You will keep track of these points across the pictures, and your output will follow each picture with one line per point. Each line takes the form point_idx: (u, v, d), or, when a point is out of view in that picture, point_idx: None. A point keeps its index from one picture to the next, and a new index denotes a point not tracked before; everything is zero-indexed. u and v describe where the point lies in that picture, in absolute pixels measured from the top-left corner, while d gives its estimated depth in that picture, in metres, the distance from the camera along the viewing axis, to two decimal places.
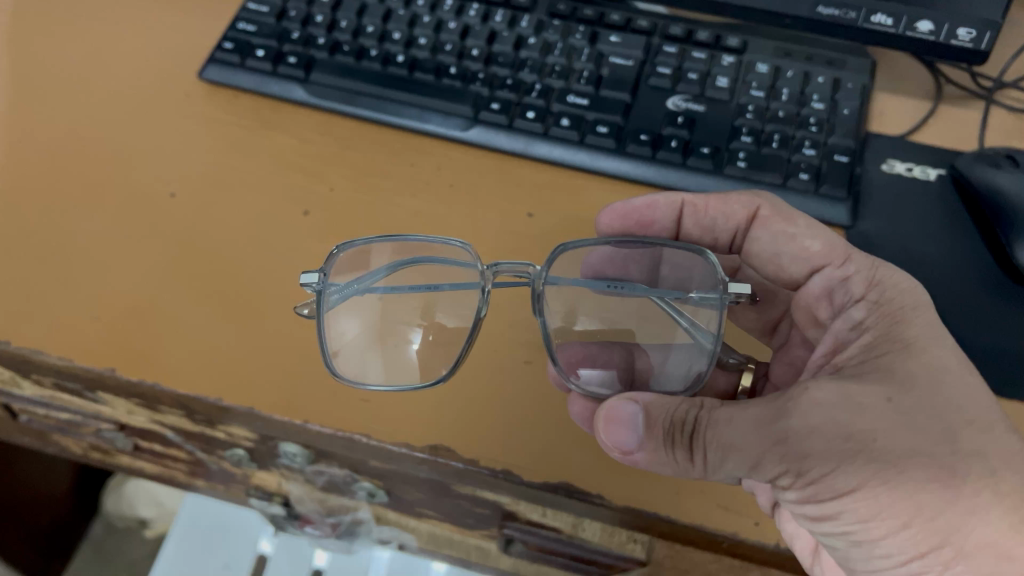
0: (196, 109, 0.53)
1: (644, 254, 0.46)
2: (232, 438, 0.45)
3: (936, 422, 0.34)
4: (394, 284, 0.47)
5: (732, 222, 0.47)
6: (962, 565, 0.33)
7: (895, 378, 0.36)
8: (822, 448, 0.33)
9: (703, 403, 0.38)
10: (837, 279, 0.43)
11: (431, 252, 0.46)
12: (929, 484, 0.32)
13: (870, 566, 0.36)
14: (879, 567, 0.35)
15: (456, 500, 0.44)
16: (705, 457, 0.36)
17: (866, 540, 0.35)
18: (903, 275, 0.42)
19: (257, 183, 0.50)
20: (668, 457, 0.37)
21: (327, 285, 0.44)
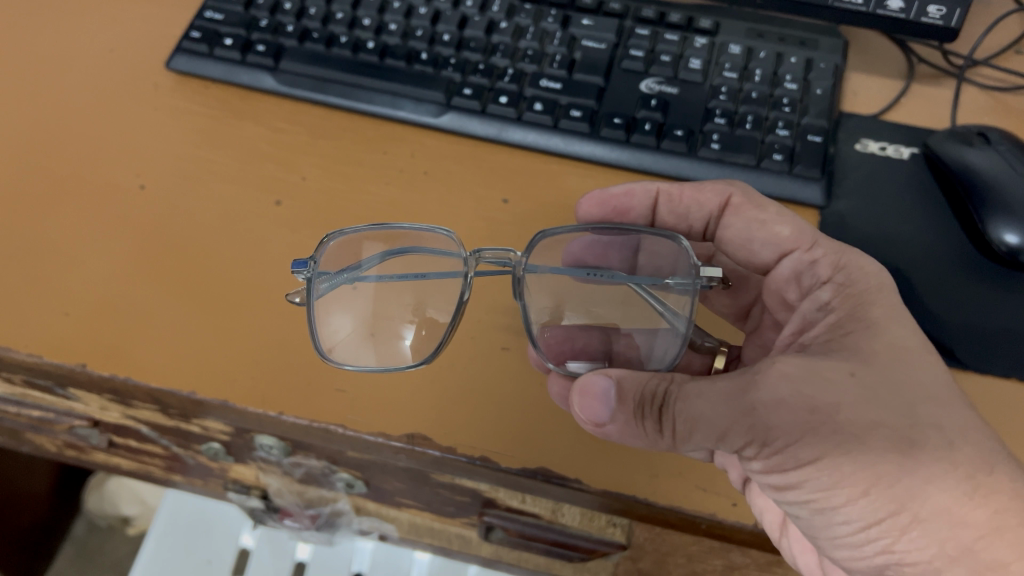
0: (165, 100, 0.53)
1: (623, 241, 0.46)
2: (207, 432, 0.45)
3: (897, 396, 0.34)
4: (384, 274, 0.48)
5: (706, 210, 0.47)
6: (918, 531, 0.33)
7: (858, 355, 0.36)
8: (787, 420, 0.34)
9: (672, 379, 0.38)
10: (806, 262, 0.44)
11: (420, 242, 0.47)
12: (888, 454, 0.33)
13: (832, 534, 0.36)
14: (839, 534, 0.36)
15: (434, 489, 0.44)
16: (675, 429, 0.36)
17: (826, 508, 0.35)
18: (870, 260, 0.42)
19: (228, 175, 0.49)
20: (638, 429, 0.37)
21: (316, 274, 0.45)
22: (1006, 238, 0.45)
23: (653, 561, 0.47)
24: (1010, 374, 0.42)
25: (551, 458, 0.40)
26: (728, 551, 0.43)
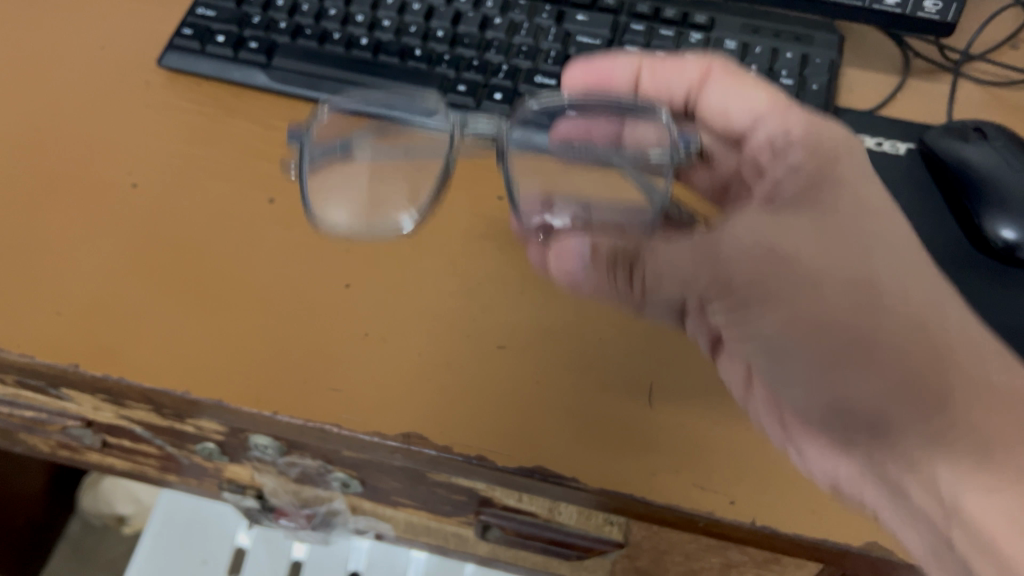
0: (157, 98, 0.52)
1: (604, 135, 0.49)
2: (201, 431, 0.45)
3: (850, 234, 0.37)
4: (378, 161, 0.51)
5: (685, 84, 0.48)
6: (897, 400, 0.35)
7: (821, 206, 0.39)
8: (750, 266, 0.36)
9: (641, 240, 0.41)
10: (779, 131, 0.43)
11: (411, 142, 0.50)
12: (845, 304, 0.36)
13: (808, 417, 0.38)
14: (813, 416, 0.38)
15: (431, 488, 0.44)
16: (644, 282, 0.39)
17: (790, 379, 0.38)
18: (840, 130, 0.43)
19: (221, 174, 0.49)
20: (610, 284, 0.40)
21: (304, 139, 0.48)
22: (1003, 233, 0.45)
23: (650, 559, 0.47)
24: None
25: (548, 456, 0.39)
26: (727, 549, 0.42)
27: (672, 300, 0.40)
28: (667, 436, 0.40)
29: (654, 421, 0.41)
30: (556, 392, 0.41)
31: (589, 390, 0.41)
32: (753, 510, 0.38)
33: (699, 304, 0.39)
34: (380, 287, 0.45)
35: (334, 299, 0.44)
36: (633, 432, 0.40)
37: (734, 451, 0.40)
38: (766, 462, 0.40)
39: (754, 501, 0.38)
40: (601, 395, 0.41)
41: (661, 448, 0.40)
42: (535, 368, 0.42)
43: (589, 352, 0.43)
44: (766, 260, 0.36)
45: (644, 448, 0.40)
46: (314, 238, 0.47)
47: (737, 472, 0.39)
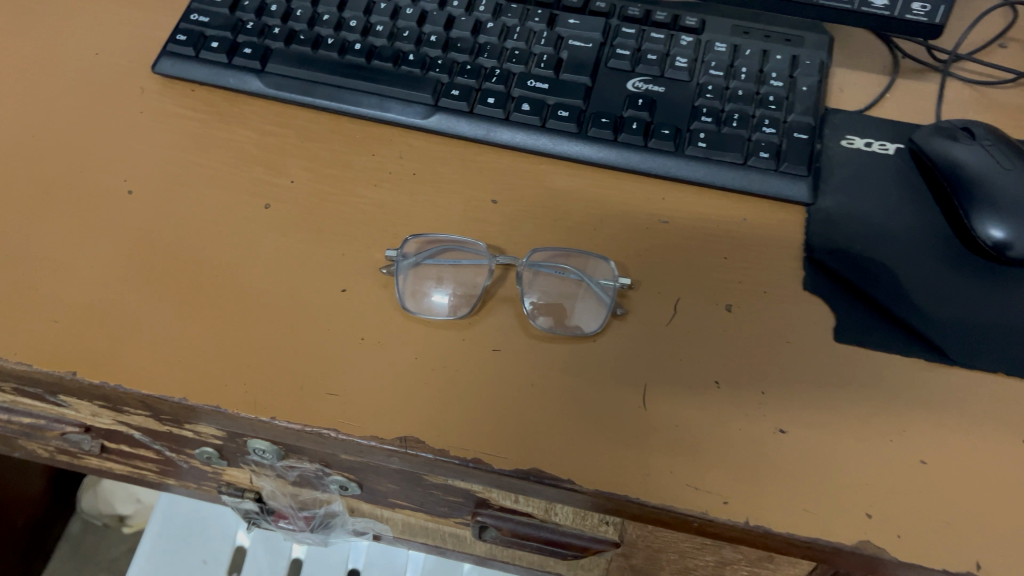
0: (152, 105, 0.53)
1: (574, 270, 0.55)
2: (200, 436, 0.45)
3: (767, 279, 0.47)
4: None
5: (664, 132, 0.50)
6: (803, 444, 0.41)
7: (766, 303, 0.45)
8: (698, 325, 0.45)
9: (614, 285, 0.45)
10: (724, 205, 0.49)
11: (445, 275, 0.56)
12: (780, 410, 0.42)
13: (767, 439, 0.41)
14: (772, 439, 0.41)
15: (427, 490, 0.44)
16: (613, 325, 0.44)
17: (746, 413, 0.41)
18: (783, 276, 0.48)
19: (216, 180, 0.49)
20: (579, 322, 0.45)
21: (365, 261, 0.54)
22: (992, 233, 0.45)
23: (645, 558, 0.47)
24: (996, 369, 0.43)
25: (543, 458, 0.40)
26: (720, 548, 0.43)
27: (642, 336, 0.44)
28: (660, 438, 0.41)
29: (648, 423, 0.41)
30: (550, 395, 0.42)
31: (583, 393, 0.42)
32: (746, 509, 0.39)
33: (665, 338, 0.44)
34: (376, 292, 0.45)
35: (330, 304, 0.45)
36: (627, 434, 0.41)
37: (726, 451, 0.40)
38: (757, 464, 0.40)
39: (747, 500, 0.39)
40: (595, 397, 0.42)
41: (655, 449, 0.40)
42: (529, 372, 0.43)
43: (583, 355, 0.43)
44: (702, 293, 0.46)
45: (638, 450, 0.40)
46: (310, 244, 0.47)
47: (728, 473, 0.40)
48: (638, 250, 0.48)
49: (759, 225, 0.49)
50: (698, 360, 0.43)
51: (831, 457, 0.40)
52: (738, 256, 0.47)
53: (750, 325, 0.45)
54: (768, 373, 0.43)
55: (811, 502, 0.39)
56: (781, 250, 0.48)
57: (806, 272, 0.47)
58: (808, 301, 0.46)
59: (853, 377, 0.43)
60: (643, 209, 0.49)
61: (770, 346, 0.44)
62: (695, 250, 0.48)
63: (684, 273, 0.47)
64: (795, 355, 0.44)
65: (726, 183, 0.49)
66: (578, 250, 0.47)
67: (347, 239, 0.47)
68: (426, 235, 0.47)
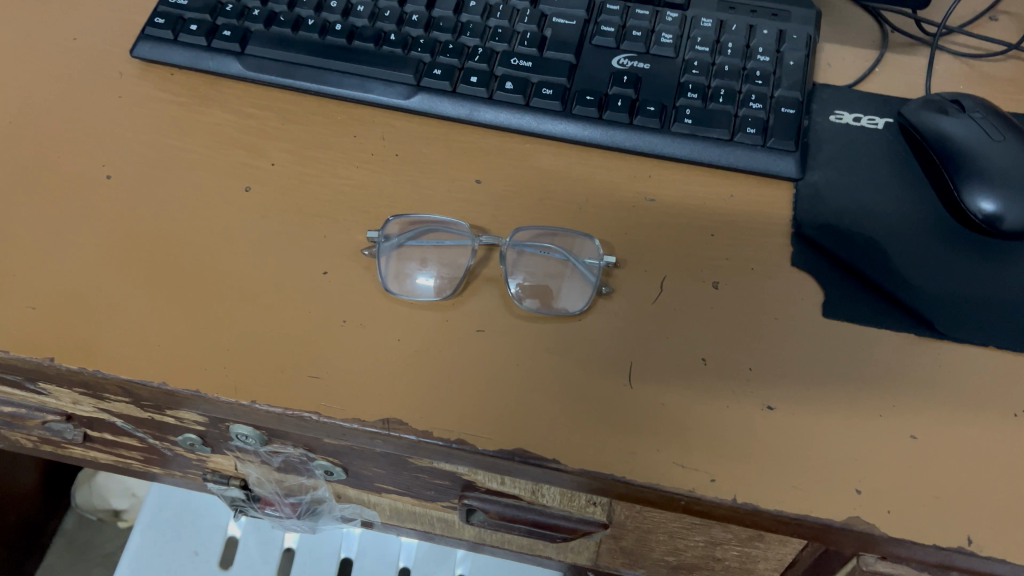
0: (131, 89, 0.52)
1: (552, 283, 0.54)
2: (182, 422, 0.44)
3: (756, 257, 0.46)
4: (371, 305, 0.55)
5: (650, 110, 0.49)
6: (791, 421, 0.40)
7: (755, 282, 0.45)
8: (685, 303, 0.44)
9: (600, 267, 0.45)
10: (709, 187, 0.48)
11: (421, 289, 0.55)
12: (770, 389, 0.41)
13: (756, 418, 0.40)
14: (760, 416, 0.40)
15: (413, 474, 0.44)
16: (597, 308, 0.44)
17: (733, 392, 0.41)
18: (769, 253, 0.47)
19: (196, 164, 0.49)
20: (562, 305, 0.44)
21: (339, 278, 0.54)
22: (982, 205, 0.44)
23: (636, 539, 0.47)
24: (987, 342, 0.42)
25: (528, 438, 0.39)
26: (710, 527, 0.42)
27: (628, 316, 0.44)
28: (646, 416, 0.40)
29: (634, 402, 0.41)
30: (534, 374, 0.41)
31: (568, 372, 0.41)
32: (734, 487, 0.38)
33: (652, 317, 0.44)
34: (358, 273, 0.44)
35: (311, 286, 0.44)
36: (612, 412, 0.40)
37: (713, 428, 0.40)
38: (744, 441, 0.39)
39: (735, 478, 0.38)
40: (580, 376, 0.41)
41: (641, 428, 0.40)
42: (513, 352, 0.42)
43: (569, 334, 0.43)
44: (691, 272, 0.45)
45: (624, 428, 0.40)
46: (291, 226, 0.46)
47: (716, 451, 0.39)
48: (624, 228, 0.47)
49: (747, 203, 0.48)
50: (684, 337, 0.43)
51: (821, 433, 0.40)
52: (725, 233, 0.47)
53: (737, 302, 0.44)
54: (756, 349, 0.42)
55: (799, 479, 0.38)
56: (769, 225, 0.47)
57: (795, 248, 0.46)
58: (796, 277, 0.45)
59: (843, 353, 0.42)
60: (629, 187, 0.48)
61: (758, 323, 0.43)
62: (681, 227, 0.47)
63: (671, 251, 0.46)
64: (783, 332, 0.43)
65: (713, 159, 0.48)
66: (564, 229, 0.46)
67: (329, 221, 0.47)
68: (407, 215, 0.47)
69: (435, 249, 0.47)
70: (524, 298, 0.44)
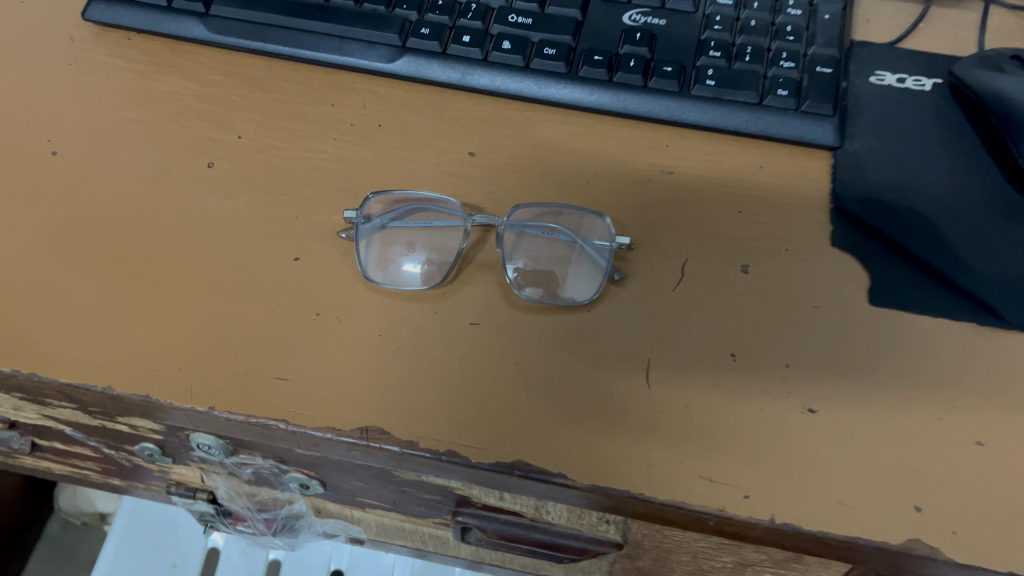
0: (82, 56, 0.46)
1: None
2: (136, 430, 0.39)
3: (791, 237, 0.40)
4: None
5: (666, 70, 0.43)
6: (836, 426, 0.34)
7: (790, 266, 0.39)
8: (709, 290, 0.38)
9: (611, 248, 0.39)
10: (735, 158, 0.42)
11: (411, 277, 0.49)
12: (811, 390, 0.35)
13: (795, 424, 0.34)
14: (799, 421, 0.34)
15: (399, 488, 0.38)
16: (608, 297, 0.38)
17: (768, 393, 0.35)
18: None
19: (153, 138, 0.43)
20: (566, 295, 0.39)
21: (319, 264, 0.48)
22: None
23: (654, 558, 0.41)
24: None
25: (529, 449, 0.34)
26: (740, 548, 0.37)
27: (644, 305, 0.38)
28: (667, 421, 0.34)
29: (652, 405, 0.35)
30: (537, 374, 0.36)
31: (576, 371, 0.36)
32: (771, 504, 0.33)
33: (673, 306, 0.38)
34: (335, 259, 0.39)
35: (280, 274, 0.38)
36: (628, 417, 0.35)
37: (745, 436, 0.34)
38: (782, 450, 0.34)
39: (773, 493, 0.33)
40: (590, 375, 0.36)
41: (661, 436, 0.34)
42: (512, 348, 0.36)
43: (576, 327, 0.37)
44: (715, 255, 0.39)
45: (641, 436, 0.34)
46: (259, 207, 0.41)
47: (748, 463, 0.33)
48: (639, 205, 0.41)
49: (778, 175, 0.42)
50: (709, 330, 0.37)
51: (870, 440, 0.34)
52: (753, 209, 0.41)
53: (770, 288, 0.38)
54: (792, 343, 0.37)
55: (847, 494, 0.33)
56: (804, 201, 0.41)
57: (833, 226, 0.40)
58: (837, 259, 0.39)
59: (893, 346, 0.37)
60: (643, 159, 0.43)
61: (794, 312, 0.38)
62: (704, 204, 0.41)
63: (693, 231, 0.40)
64: (824, 323, 0.37)
65: (738, 126, 0.42)
66: (570, 207, 0.41)
67: (302, 200, 0.41)
68: (389, 193, 0.41)
69: (423, 228, 0.42)
70: (523, 286, 0.39)
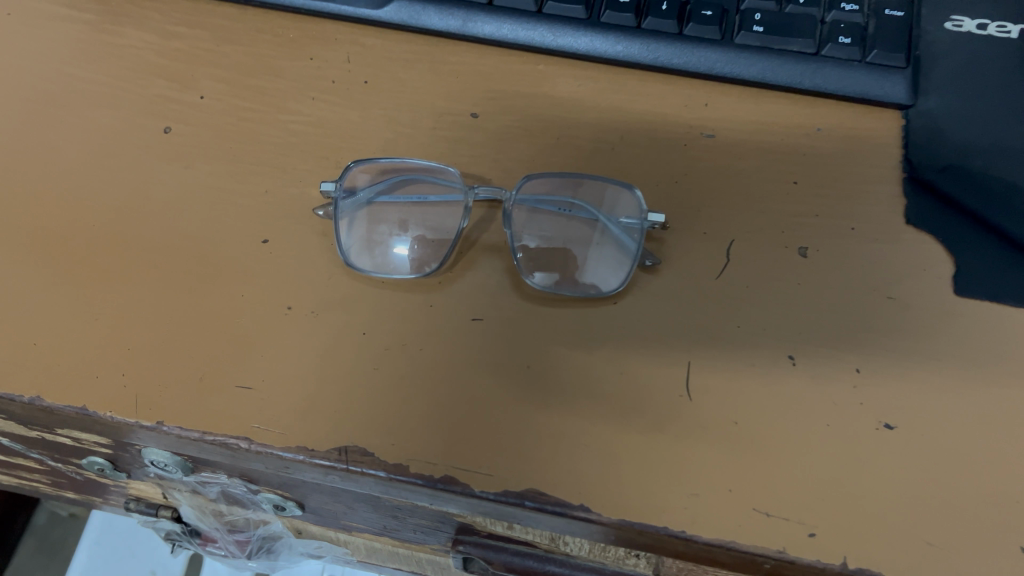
0: (22, 3, 0.40)
1: None
2: (80, 443, 0.33)
3: (856, 214, 0.34)
4: None
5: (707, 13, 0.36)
6: (918, 447, 0.28)
7: (857, 249, 0.33)
8: (760, 278, 0.32)
9: (642, 226, 0.33)
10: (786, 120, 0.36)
11: None
12: (888, 401, 0.29)
13: (868, 444, 0.28)
14: (874, 441, 0.28)
15: (389, 514, 0.32)
16: (639, 285, 0.32)
17: (835, 406, 0.29)
18: None
19: (100, 97, 0.36)
20: (586, 283, 0.32)
21: None
22: None
23: None
24: None
25: (544, 474, 0.28)
26: None
27: (683, 296, 0.32)
28: (712, 441, 0.28)
29: (694, 421, 0.29)
30: (553, 381, 0.29)
31: (601, 376, 0.30)
32: (844, 545, 0.27)
33: (717, 296, 0.32)
34: (312, 242, 0.33)
35: (247, 260, 0.32)
36: (664, 435, 0.28)
37: (809, 458, 0.28)
38: (854, 476, 0.28)
39: (845, 532, 0.27)
40: (619, 382, 0.29)
41: (706, 458, 0.28)
42: (523, 349, 0.30)
43: (599, 324, 0.31)
44: (766, 236, 0.33)
45: (681, 458, 0.28)
46: (225, 180, 0.34)
47: (814, 492, 0.27)
48: (674, 175, 0.35)
49: (838, 140, 0.36)
50: (761, 326, 0.31)
51: (962, 464, 0.28)
52: (811, 180, 0.35)
53: (832, 275, 0.32)
54: (861, 343, 0.30)
55: (937, 533, 0.27)
56: (870, 171, 0.35)
57: (909, 199, 0.34)
58: (912, 241, 0.33)
59: (983, 348, 0.30)
60: (677, 121, 0.36)
61: (862, 305, 0.31)
62: (751, 174, 0.35)
63: (739, 206, 0.34)
64: (900, 318, 0.31)
65: (791, 82, 0.36)
66: (591, 176, 0.34)
67: (275, 171, 0.35)
68: (375, 161, 0.34)
69: (419, 207, 0.36)
70: (535, 271, 0.32)
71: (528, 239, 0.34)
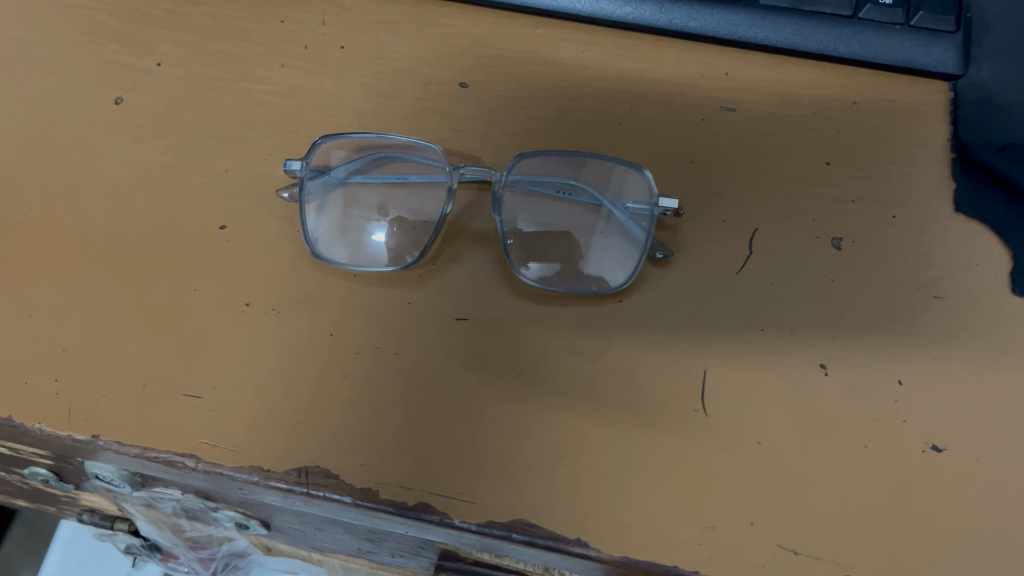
0: None
1: None
2: (17, 453, 0.29)
3: (898, 199, 0.29)
4: None
5: None
6: (970, 474, 0.24)
7: (901, 239, 0.29)
8: (787, 273, 0.28)
9: (653, 212, 0.28)
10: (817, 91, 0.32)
11: None
12: (936, 420, 0.25)
13: (912, 470, 0.24)
14: (919, 466, 0.24)
15: (363, 537, 0.28)
16: (650, 280, 0.28)
17: (873, 424, 0.25)
18: None
19: (45, 63, 0.32)
20: (587, 279, 0.28)
21: None
22: None
23: None
24: None
25: (534, 501, 0.24)
26: None
27: (701, 292, 0.28)
28: (732, 462, 0.24)
29: (711, 440, 0.25)
30: (546, 392, 0.26)
31: (603, 387, 0.26)
32: None
33: (739, 293, 0.27)
34: (277, 229, 0.29)
35: (202, 248, 0.28)
36: (676, 456, 0.24)
37: (845, 485, 0.24)
38: (896, 509, 0.24)
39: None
40: (623, 392, 0.25)
41: (723, 484, 0.24)
42: (515, 353, 0.26)
43: (602, 324, 0.27)
44: (795, 223, 0.29)
45: (696, 485, 0.24)
46: (181, 156, 0.30)
47: (850, 527, 0.24)
48: (689, 154, 0.30)
49: (877, 116, 0.31)
50: (789, 329, 0.27)
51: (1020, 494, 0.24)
52: (845, 160, 0.30)
53: (871, 270, 0.28)
54: (905, 350, 0.26)
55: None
56: (912, 151, 0.31)
57: (959, 184, 0.30)
58: (961, 232, 0.29)
59: None
60: (693, 92, 0.32)
61: (906, 304, 0.27)
62: (777, 153, 0.30)
63: (765, 189, 0.30)
64: (948, 320, 0.27)
65: (822, 48, 0.32)
66: (596, 154, 0.30)
67: (238, 147, 0.31)
68: (348, 137, 0.30)
69: (400, 188, 0.32)
70: (528, 266, 0.28)
71: (521, 228, 0.30)
